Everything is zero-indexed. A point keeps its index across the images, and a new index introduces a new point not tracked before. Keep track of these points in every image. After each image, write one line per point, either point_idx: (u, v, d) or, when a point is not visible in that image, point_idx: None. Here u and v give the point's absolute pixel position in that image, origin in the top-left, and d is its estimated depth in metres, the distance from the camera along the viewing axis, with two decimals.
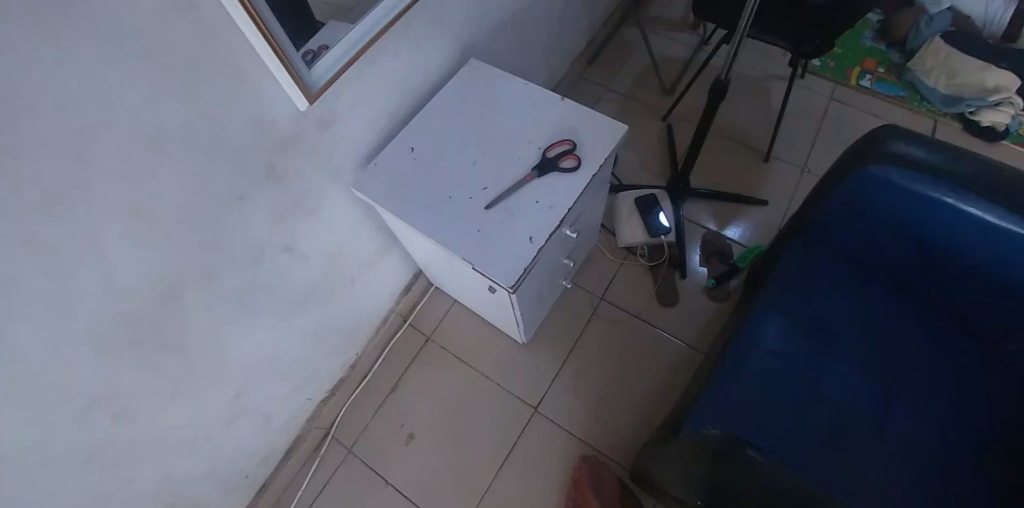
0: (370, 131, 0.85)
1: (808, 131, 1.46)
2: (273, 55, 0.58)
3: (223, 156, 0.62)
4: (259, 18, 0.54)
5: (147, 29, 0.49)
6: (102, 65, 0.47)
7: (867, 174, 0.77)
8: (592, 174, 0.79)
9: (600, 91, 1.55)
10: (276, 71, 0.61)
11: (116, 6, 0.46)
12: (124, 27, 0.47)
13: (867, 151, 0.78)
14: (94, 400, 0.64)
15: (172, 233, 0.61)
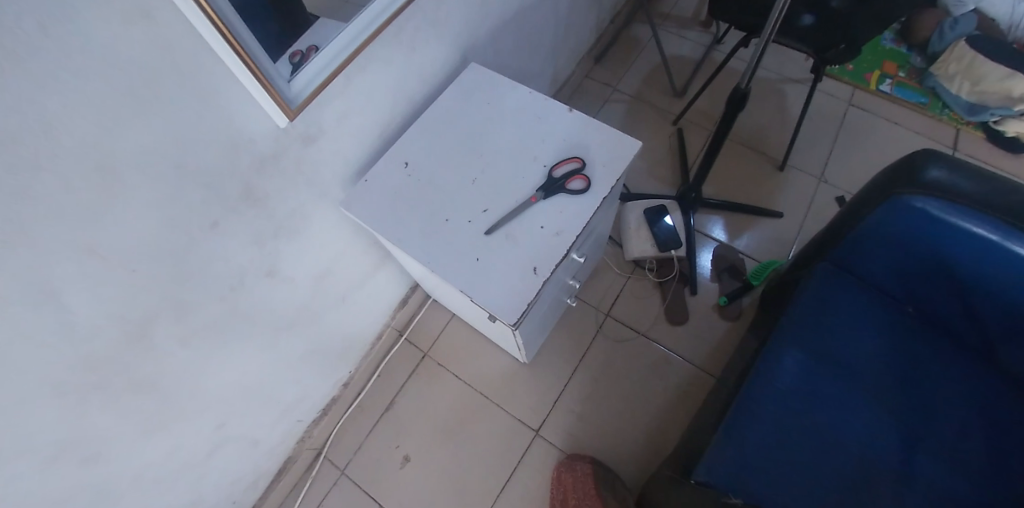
0: (360, 145, 0.79)
1: (826, 137, 1.39)
2: (245, 70, 0.52)
3: (194, 183, 0.56)
4: (225, 29, 0.47)
5: (95, 45, 0.42)
6: (42, 90, 0.40)
7: (905, 204, 0.72)
8: (602, 198, 0.73)
9: (607, 92, 1.48)
10: (249, 87, 0.54)
11: (54, 20, 0.39)
12: (67, 43, 0.40)
13: (905, 178, 0.72)
14: (55, 449, 0.58)
15: (139, 270, 0.55)
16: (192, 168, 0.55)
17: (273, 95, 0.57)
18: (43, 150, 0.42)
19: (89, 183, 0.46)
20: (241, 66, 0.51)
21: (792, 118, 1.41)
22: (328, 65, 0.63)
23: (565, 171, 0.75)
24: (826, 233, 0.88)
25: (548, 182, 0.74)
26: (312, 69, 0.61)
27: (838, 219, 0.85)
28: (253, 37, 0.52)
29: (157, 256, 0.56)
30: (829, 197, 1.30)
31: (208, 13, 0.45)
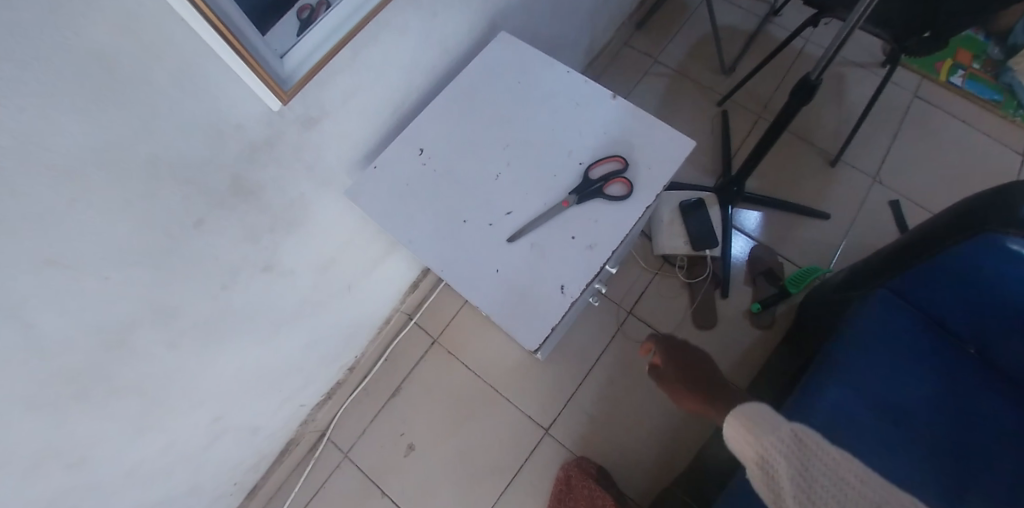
0: (369, 126, 0.70)
1: (886, 130, 1.25)
2: (227, 48, 0.43)
3: (170, 178, 0.48)
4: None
5: (32, 20, 0.33)
6: None
7: (996, 242, 0.64)
8: (644, 206, 0.64)
9: (646, 64, 1.34)
10: (233, 66, 0.46)
11: None
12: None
13: (998, 208, 0.64)
14: (30, 454, 0.54)
15: (111, 276, 0.49)
16: (168, 159, 0.47)
17: (264, 77, 0.48)
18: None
19: (40, 185, 0.39)
20: (221, 42, 0.42)
21: (849, 107, 1.27)
22: (331, 36, 0.54)
23: (604, 173, 0.66)
24: (867, 262, 0.83)
25: (585, 184, 0.65)
26: (313, 38, 0.52)
27: (885, 248, 0.80)
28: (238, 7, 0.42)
29: (129, 259, 0.50)
30: (882, 200, 1.18)
31: None
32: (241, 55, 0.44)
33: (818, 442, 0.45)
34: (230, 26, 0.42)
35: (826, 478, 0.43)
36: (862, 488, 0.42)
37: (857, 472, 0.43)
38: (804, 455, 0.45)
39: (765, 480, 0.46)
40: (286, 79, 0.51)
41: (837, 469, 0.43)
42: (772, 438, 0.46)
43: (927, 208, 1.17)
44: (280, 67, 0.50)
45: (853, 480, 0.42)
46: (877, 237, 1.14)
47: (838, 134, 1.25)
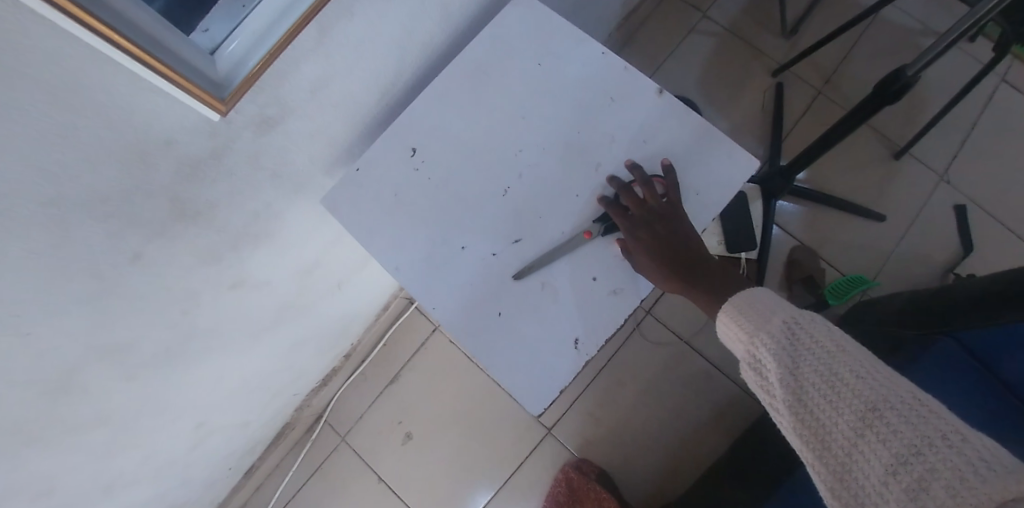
0: (351, 119, 0.58)
1: (964, 120, 1.08)
2: (119, 54, 0.32)
3: (82, 212, 0.38)
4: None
5: None
6: None
7: None
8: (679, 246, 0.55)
9: (693, 18, 1.14)
10: (141, 75, 0.34)
11: None
12: None
13: None
14: None
15: (38, 331, 0.42)
16: (73, 193, 0.37)
17: (178, 82, 0.36)
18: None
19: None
20: (101, 42, 0.30)
21: (926, 87, 1.09)
22: (282, 16, 0.41)
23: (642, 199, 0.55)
24: (937, 293, 0.73)
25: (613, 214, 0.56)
26: (263, 12, 0.41)
27: (971, 283, 0.68)
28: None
29: (54, 306, 0.41)
30: (945, 203, 1.04)
31: None
32: (129, 53, 0.32)
33: (815, 334, 0.43)
34: (105, 15, 0.30)
35: (817, 372, 0.41)
36: (856, 382, 0.40)
37: (852, 366, 0.41)
38: (796, 347, 0.43)
39: (756, 373, 0.45)
40: (216, 81, 0.39)
41: (830, 362, 0.41)
42: (762, 328, 0.45)
43: (996, 217, 1.03)
44: (203, 61, 0.38)
45: (845, 374, 0.40)
46: (932, 247, 1.02)
47: (906, 119, 1.08)
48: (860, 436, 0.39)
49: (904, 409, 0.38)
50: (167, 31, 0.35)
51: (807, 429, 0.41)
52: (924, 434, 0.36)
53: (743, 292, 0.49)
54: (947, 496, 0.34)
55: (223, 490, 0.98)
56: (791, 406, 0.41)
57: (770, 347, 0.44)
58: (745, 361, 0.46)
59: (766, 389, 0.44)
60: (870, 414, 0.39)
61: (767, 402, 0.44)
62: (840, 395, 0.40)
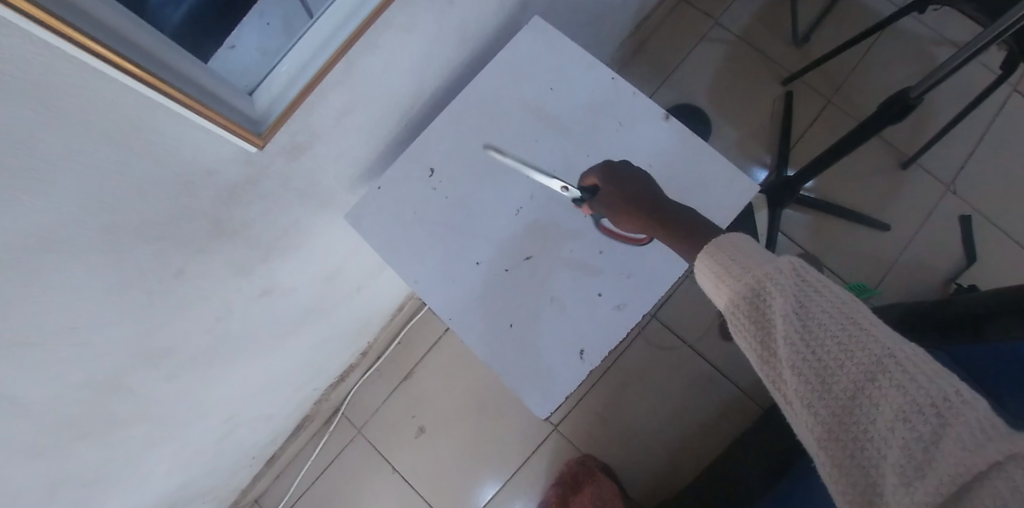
0: (373, 141, 0.61)
1: (974, 130, 1.09)
2: (184, 107, 0.36)
3: (135, 239, 0.42)
4: (135, 66, 0.31)
5: None
6: None
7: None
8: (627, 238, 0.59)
9: (705, 25, 1.16)
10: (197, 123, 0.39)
11: None
12: None
13: None
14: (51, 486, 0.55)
15: (92, 341, 0.46)
16: (129, 222, 0.41)
17: (226, 125, 0.40)
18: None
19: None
20: (159, 94, 0.34)
21: (935, 96, 1.10)
22: (313, 59, 0.44)
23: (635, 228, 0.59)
24: (944, 303, 0.75)
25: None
26: (298, 54, 0.44)
27: (958, 302, 0.73)
28: (162, 38, 0.34)
29: (109, 318, 0.46)
30: (951, 213, 1.05)
31: (102, 53, 0.29)
32: (190, 107, 0.36)
33: (821, 279, 0.37)
34: (162, 71, 0.33)
35: (824, 314, 0.36)
36: (869, 328, 0.34)
37: (863, 313, 0.35)
38: (801, 290, 0.37)
39: (749, 321, 0.39)
40: (253, 117, 0.43)
41: (838, 307, 0.35)
42: (762, 271, 0.39)
43: (1001, 227, 1.05)
44: (244, 102, 0.42)
45: (855, 318, 0.35)
46: (935, 256, 1.03)
47: (915, 128, 1.09)
48: (867, 390, 0.33)
49: (920, 364, 0.32)
50: (212, 77, 0.38)
51: (807, 383, 0.35)
52: (941, 386, 0.31)
53: (734, 238, 0.44)
54: (963, 452, 0.29)
55: (247, 476, 1.04)
56: (792, 357, 0.36)
57: (774, 291, 0.38)
58: (736, 310, 0.40)
59: (762, 338, 0.38)
60: (880, 368, 0.33)
61: (758, 354, 0.39)
62: (848, 345, 0.34)
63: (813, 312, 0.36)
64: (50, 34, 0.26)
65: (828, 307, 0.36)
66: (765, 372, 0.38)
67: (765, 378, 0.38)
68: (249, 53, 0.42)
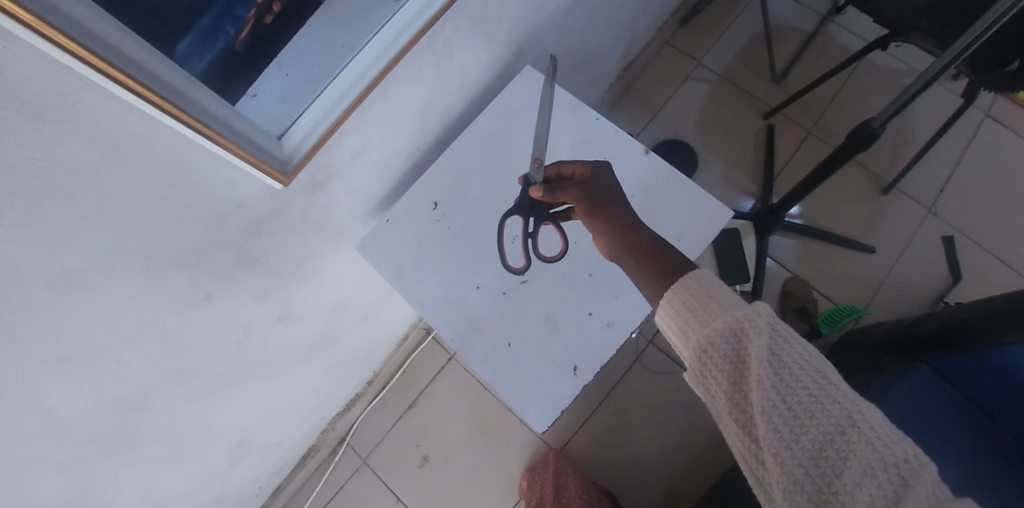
0: (382, 178, 0.67)
1: (950, 155, 1.14)
2: (227, 152, 0.42)
3: (172, 265, 0.48)
4: (186, 115, 0.37)
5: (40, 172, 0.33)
6: None
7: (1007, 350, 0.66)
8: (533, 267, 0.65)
9: (689, 67, 1.24)
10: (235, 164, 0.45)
11: None
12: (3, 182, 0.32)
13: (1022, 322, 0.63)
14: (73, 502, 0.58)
15: (125, 359, 0.51)
16: (167, 250, 0.46)
17: (258, 165, 0.46)
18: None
19: (26, 301, 0.38)
20: (204, 139, 0.40)
21: (910, 126, 1.16)
22: (336, 105, 0.51)
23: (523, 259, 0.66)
24: (915, 322, 0.79)
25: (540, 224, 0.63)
26: (320, 105, 0.50)
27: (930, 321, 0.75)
28: (216, 96, 0.41)
29: (142, 338, 0.51)
30: (933, 235, 1.10)
31: (163, 105, 0.35)
32: (231, 150, 0.42)
33: (793, 332, 0.38)
34: (210, 122, 0.40)
35: (800, 368, 0.36)
36: (837, 387, 0.35)
37: (829, 372, 0.36)
38: (778, 342, 0.37)
39: (721, 364, 0.38)
40: (281, 158, 0.49)
41: (812, 361, 0.36)
42: (741, 315, 0.38)
43: (983, 246, 1.09)
44: (273, 145, 0.48)
45: (825, 375, 0.36)
46: (921, 276, 1.07)
47: (893, 156, 1.15)
48: (836, 446, 0.34)
49: (882, 426, 0.34)
50: (250, 126, 0.45)
51: (779, 432, 0.34)
52: (902, 448, 0.33)
53: (708, 280, 0.44)
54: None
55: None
56: (768, 405, 0.35)
57: (753, 336, 0.37)
58: (709, 350, 0.39)
59: (733, 381, 0.37)
60: (850, 425, 0.34)
61: (726, 397, 0.37)
62: (819, 398, 0.35)
63: (791, 366, 0.36)
64: (126, 91, 0.33)
65: (803, 364, 0.36)
66: (732, 415, 0.37)
67: (731, 421, 0.37)
68: (274, 101, 0.48)
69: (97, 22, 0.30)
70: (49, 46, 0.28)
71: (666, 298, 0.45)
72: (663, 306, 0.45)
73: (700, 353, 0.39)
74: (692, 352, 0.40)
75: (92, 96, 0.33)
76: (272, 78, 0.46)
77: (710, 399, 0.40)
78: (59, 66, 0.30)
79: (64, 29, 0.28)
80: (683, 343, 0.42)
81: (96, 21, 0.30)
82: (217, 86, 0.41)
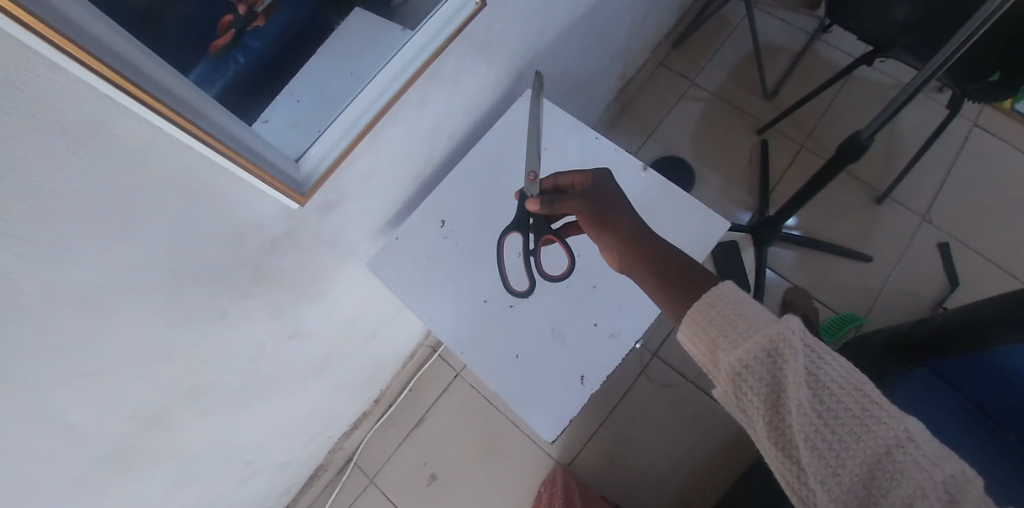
0: (391, 199, 0.70)
1: (941, 164, 1.17)
2: (246, 172, 0.44)
3: (192, 282, 0.50)
4: (209, 137, 0.40)
5: (76, 192, 0.35)
6: (21, 255, 0.35)
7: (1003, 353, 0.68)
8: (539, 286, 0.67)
9: (683, 86, 1.28)
10: (254, 184, 0.47)
11: (26, 187, 0.33)
12: (43, 202, 0.34)
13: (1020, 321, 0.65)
14: None
15: (145, 374, 0.52)
16: (188, 268, 0.48)
17: (278, 187, 0.48)
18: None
19: (57, 316, 0.40)
20: (226, 161, 0.42)
21: (901, 138, 1.19)
22: (350, 128, 0.54)
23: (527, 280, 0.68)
24: (912, 327, 0.81)
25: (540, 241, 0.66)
26: (333, 131, 0.53)
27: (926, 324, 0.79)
28: (238, 120, 0.43)
29: (160, 355, 0.52)
30: (929, 242, 1.12)
31: (188, 126, 0.37)
32: (252, 172, 0.45)
33: (826, 348, 0.37)
34: (232, 144, 0.42)
35: (839, 389, 0.35)
36: (878, 405, 0.35)
37: (868, 388, 0.36)
38: (816, 364, 0.36)
39: (757, 386, 0.37)
40: (298, 180, 0.51)
41: (851, 379, 0.35)
42: (774, 334, 0.37)
43: (979, 251, 1.11)
44: (289, 167, 0.50)
45: (865, 394, 0.35)
46: (920, 283, 1.09)
47: (886, 166, 1.18)
48: (882, 466, 0.33)
49: (927, 444, 0.33)
50: (269, 148, 0.47)
51: (824, 458, 0.34)
52: (949, 465, 0.32)
53: (731, 294, 0.42)
54: None
55: None
56: (811, 430, 0.34)
57: (789, 358, 0.36)
58: (744, 374, 0.37)
59: (771, 405, 0.36)
60: (895, 445, 0.33)
61: (764, 421, 0.37)
62: (861, 419, 0.34)
63: (832, 387, 0.35)
64: (158, 116, 0.35)
65: (843, 384, 0.35)
66: (771, 438, 0.36)
67: (770, 445, 0.36)
68: (286, 124, 0.50)
69: (134, 53, 0.33)
70: (91, 75, 0.30)
71: (687, 316, 0.43)
72: (685, 324, 0.43)
73: (736, 377, 0.37)
74: (723, 375, 0.39)
75: (126, 122, 0.36)
76: (282, 101, 0.49)
77: (742, 419, 0.39)
78: (97, 94, 0.33)
79: (106, 60, 0.31)
80: (710, 364, 0.40)
81: (133, 52, 0.33)
82: (239, 111, 0.44)
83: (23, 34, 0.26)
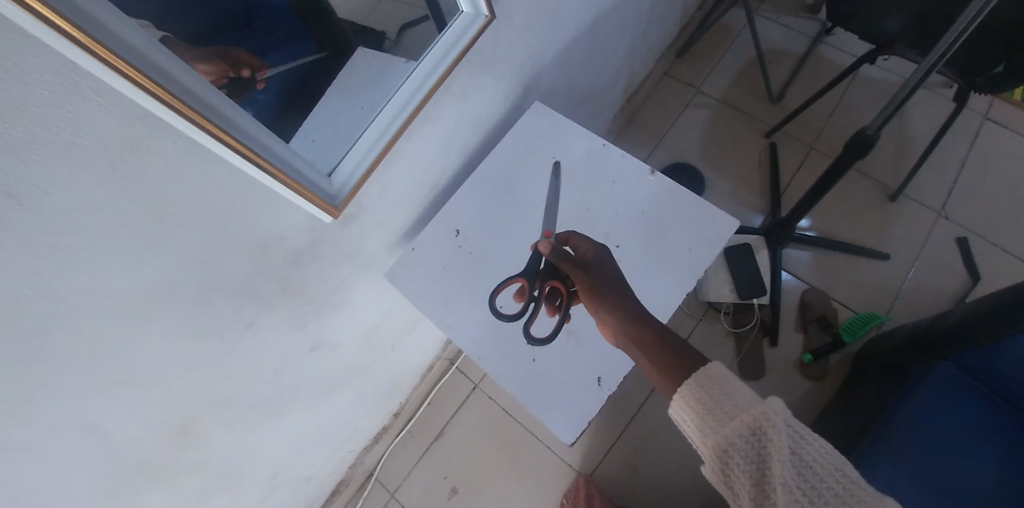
0: (408, 212, 0.72)
1: (954, 158, 1.17)
2: (292, 191, 0.48)
3: (221, 294, 0.52)
4: (260, 159, 0.43)
5: (112, 207, 0.38)
6: (65, 267, 0.38)
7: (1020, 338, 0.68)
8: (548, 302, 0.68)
9: (688, 95, 1.30)
10: (298, 202, 0.51)
11: (70, 200, 0.35)
12: (80, 217, 0.36)
13: None
14: None
15: (175, 385, 0.54)
16: (216, 281, 0.51)
17: (318, 204, 0.52)
18: (21, 311, 0.37)
19: (95, 324, 0.43)
20: (269, 178, 0.45)
21: (911, 135, 1.19)
22: (375, 143, 0.56)
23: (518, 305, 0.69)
24: (930, 325, 0.81)
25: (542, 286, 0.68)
26: (361, 145, 0.56)
27: (945, 319, 0.79)
28: (276, 137, 0.45)
29: (188, 368, 0.54)
30: (946, 238, 1.11)
31: (242, 152, 0.41)
32: (297, 192, 0.48)
33: (808, 429, 0.38)
34: (274, 162, 0.45)
35: (820, 469, 0.36)
36: (855, 486, 0.35)
37: (847, 469, 0.36)
38: (796, 443, 0.37)
39: (744, 463, 0.38)
40: (332, 193, 0.54)
41: (831, 459, 0.36)
42: (758, 415, 0.38)
43: (1000, 245, 1.09)
44: (323, 182, 0.52)
45: (844, 475, 0.36)
46: (938, 279, 1.08)
47: (899, 164, 1.17)
48: None
49: None
50: (306, 165, 0.50)
51: None
52: None
53: (719, 371, 0.43)
54: None
55: None
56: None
57: (772, 437, 0.37)
58: (730, 451, 0.38)
59: (756, 482, 0.37)
60: None
61: (750, 498, 0.37)
62: (843, 499, 0.35)
63: (813, 469, 0.36)
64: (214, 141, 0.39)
65: (825, 468, 0.36)
66: None
67: None
68: (315, 146, 0.51)
69: (184, 74, 0.36)
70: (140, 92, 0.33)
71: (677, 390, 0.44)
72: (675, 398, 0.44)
73: (723, 457, 0.39)
74: (710, 450, 0.40)
75: (163, 139, 0.38)
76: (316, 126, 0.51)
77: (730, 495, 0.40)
78: (141, 113, 0.35)
79: (156, 79, 0.33)
80: (698, 439, 0.41)
81: (182, 72, 0.35)
82: (278, 129, 0.46)
83: (69, 45, 0.29)
